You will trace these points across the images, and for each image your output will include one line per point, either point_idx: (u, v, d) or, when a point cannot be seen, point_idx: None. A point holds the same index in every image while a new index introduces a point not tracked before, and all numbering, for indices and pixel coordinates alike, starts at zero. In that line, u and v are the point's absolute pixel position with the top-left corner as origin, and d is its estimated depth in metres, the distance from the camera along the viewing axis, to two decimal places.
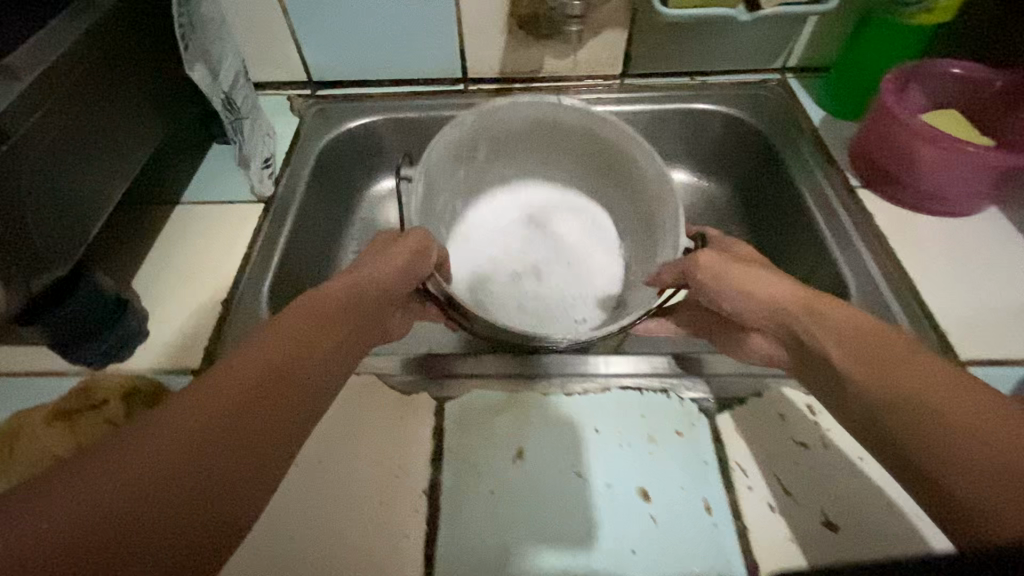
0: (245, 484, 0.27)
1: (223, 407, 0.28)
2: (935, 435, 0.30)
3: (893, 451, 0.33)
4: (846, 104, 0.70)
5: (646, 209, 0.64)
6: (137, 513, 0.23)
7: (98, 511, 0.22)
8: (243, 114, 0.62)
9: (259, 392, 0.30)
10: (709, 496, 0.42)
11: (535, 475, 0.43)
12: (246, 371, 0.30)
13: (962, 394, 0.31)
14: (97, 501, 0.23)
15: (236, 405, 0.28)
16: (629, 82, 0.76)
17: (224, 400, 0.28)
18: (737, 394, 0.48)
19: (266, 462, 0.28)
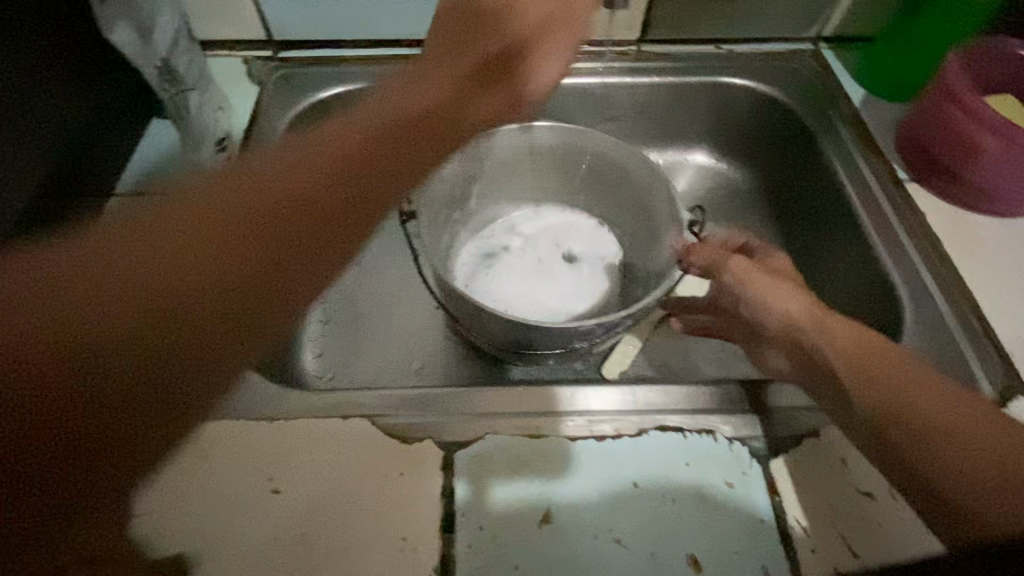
0: (208, 364, 0.26)
1: (233, 218, 0.28)
2: (950, 460, 0.34)
3: (903, 471, 0.36)
4: (889, 82, 0.62)
5: (643, 217, 0.59)
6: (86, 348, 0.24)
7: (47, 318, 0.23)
8: (188, 84, 0.52)
9: (286, 205, 0.29)
10: (768, 562, 0.37)
11: (567, 543, 0.37)
12: (237, 185, 0.28)
13: (987, 430, 0.35)
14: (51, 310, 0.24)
15: (253, 216, 0.28)
16: (647, 49, 0.65)
17: (240, 211, 0.28)
18: (790, 434, 0.42)
19: (241, 323, 0.27)
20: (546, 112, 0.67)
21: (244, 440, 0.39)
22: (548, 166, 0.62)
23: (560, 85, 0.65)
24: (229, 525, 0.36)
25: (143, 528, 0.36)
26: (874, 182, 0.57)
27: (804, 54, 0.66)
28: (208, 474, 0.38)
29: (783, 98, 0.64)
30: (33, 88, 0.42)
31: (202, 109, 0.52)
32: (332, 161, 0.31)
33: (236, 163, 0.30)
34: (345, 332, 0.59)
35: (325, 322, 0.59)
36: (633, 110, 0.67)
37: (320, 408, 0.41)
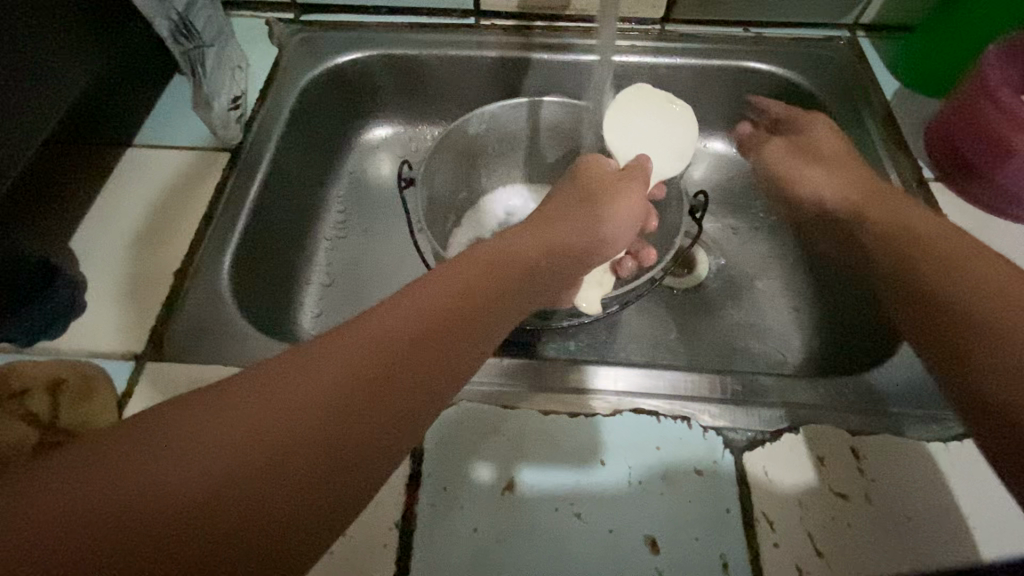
0: (392, 422, 0.27)
1: (393, 349, 0.28)
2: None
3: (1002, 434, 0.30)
4: (922, 76, 0.59)
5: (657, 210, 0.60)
6: (310, 416, 0.25)
7: (214, 477, 0.23)
8: (205, 41, 0.53)
9: (428, 344, 0.29)
10: (728, 550, 0.36)
11: (527, 511, 0.37)
12: (303, 398, 0.26)
13: None
14: (193, 468, 0.23)
15: (404, 358, 0.28)
16: (671, 29, 0.63)
17: (394, 345, 0.28)
18: (768, 427, 0.41)
19: (388, 438, 0.27)
20: (561, 89, 0.66)
21: None
22: (557, 141, 0.62)
23: (577, 60, 0.63)
24: None
25: None
26: (895, 178, 0.54)
27: (836, 41, 0.63)
28: None
29: (808, 86, 0.61)
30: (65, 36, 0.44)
31: (216, 64, 0.54)
32: (418, 348, 0.29)
33: (336, 337, 0.28)
34: (344, 296, 0.60)
35: (327, 285, 0.61)
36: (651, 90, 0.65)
37: None
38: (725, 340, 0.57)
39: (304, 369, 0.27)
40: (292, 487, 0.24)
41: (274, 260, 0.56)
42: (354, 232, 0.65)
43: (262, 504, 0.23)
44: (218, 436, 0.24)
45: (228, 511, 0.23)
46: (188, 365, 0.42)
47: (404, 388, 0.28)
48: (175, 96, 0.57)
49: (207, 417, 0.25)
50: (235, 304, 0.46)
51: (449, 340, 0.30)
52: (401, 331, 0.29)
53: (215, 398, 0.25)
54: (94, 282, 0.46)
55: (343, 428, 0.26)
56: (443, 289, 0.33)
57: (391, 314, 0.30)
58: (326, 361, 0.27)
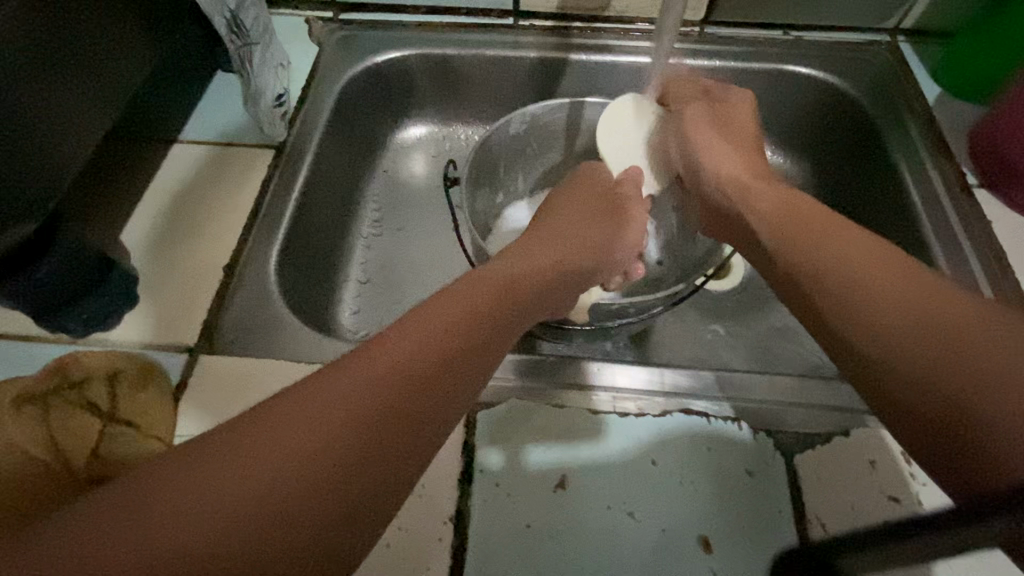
0: (426, 431, 0.28)
1: (424, 359, 0.29)
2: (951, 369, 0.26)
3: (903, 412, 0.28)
4: (963, 81, 0.58)
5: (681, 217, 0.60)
6: (354, 426, 0.26)
7: (264, 486, 0.23)
8: (253, 40, 0.54)
9: (454, 354, 0.30)
10: (781, 552, 0.36)
11: (577, 510, 0.37)
12: (344, 407, 0.26)
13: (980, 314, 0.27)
14: (244, 478, 0.23)
15: (433, 367, 0.29)
16: (710, 31, 0.63)
17: (424, 354, 0.29)
18: (820, 430, 0.41)
19: (420, 445, 0.28)
20: (597, 90, 0.66)
21: (284, 379, 0.42)
22: (594, 142, 0.62)
23: (615, 62, 0.63)
24: None
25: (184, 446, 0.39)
26: (938, 182, 0.53)
27: (876, 45, 0.63)
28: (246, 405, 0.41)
29: (847, 89, 0.61)
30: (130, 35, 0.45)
31: (263, 63, 0.54)
32: (445, 357, 0.30)
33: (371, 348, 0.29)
34: (380, 293, 0.61)
35: (363, 282, 0.61)
36: None
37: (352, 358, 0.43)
38: (762, 342, 0.57)
39: (348, 381, 0.27)
40: (351, 494, 0.25)
41: (315, 257, 0.56)
42: (388, 231, 0.65)
43: (312, 512, 0.24)
44: (266, 445, 0.24)
45: (279, 520, 0.23)
46: (238, 359, 0.43)
47: (434, 397, 0.28)
48: (220, 93, 0.58)
49: (253, 429, 0.25)
50: (282, 300, 0.47)
51: (472, 351, 0.31)
52: (430, 342, 0.30)
53: (264, 413, 0.26)
54: (145, 275, 0.47)
55: (389, 430, 0.26)
56: (459, 302, 0.33)
57: (420, 324, 0.31)
58: (362, 370, 0.27)
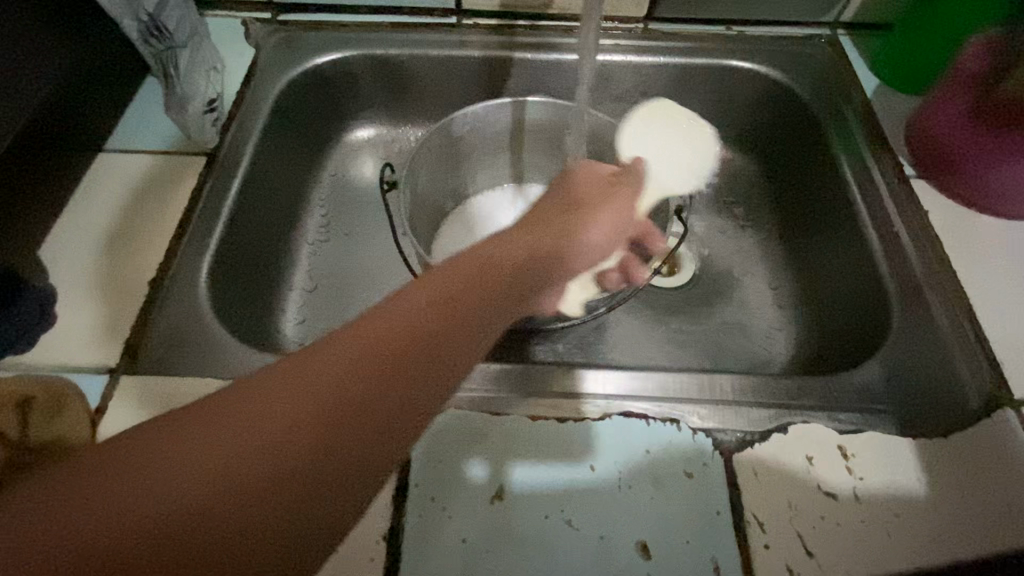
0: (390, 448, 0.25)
1: (404, 361, 0.26)
2: None
3: None
4: (900, 73, 0.59)
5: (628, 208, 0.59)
6: (306, 438, 0.23)
7: (194, 499, 0.21)
8: (178, 43, 0.51)
9: (439, 356, 0.27)
10: (719, 555, 0.36)
11: (514, 521, 0.37)
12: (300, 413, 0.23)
13: None
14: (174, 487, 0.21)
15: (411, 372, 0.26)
16: (655, 28, 0.63)
17: (405, 355, 0.26)
18: (758, 429, 0.41)
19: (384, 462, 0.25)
20: (543, 89, 0.65)
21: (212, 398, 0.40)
22: (540, 142, 0.62)
23: (559, 60, 0.62)
24: None
25: None
26: (878, 176, 0.54)
27: (817, 40, 0.63)
28: None
29: (789, 83, 0.61)
30: (31, 39, 0.43)
31: (190, 68, 0.52)
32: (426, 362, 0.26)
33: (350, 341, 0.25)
34: (326, 302, 0.59)
35: (308, 291, 0.60)
36: (635, 90, 0.65)
37: None
38: (712, 339, 0.57)
39: (301, 387, 0.24)
40: (228, 543, 0.21)
41: (253, 267, 0.54)
42: (336, 236, 0.63)
43: (243, 532, 0.21)
44: (202, 451, 0.22)
45: (205, 540, 0.21)
46: (161, 380, 0.41)
47: (405, 411, 0.25)
48: (148, 100, 0.56)
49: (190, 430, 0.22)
50: (212, 314, 0.45)
51: (437, 365, 0.27)
52: (415, 343, 0.26)
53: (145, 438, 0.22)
54: (64, 293, 0.44)
55: (348, 445, 0.24)
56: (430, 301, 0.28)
57: (408, 318, 0.27)
58: (329, 373, 0.24)
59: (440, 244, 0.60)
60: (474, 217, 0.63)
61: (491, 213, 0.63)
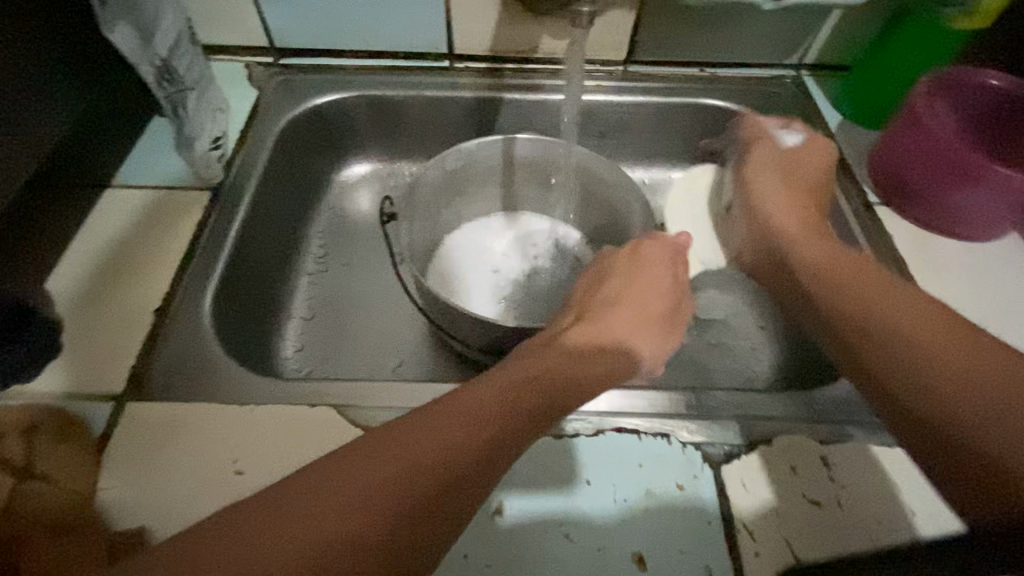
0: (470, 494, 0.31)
1: (485, 425, 0.33)
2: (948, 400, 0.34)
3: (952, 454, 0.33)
4: (862, 110, 0.64)
5: (614, 235, 0.62)
6: (416, 481, 0.29)
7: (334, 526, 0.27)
8: (187, 85, 0.54)
9: (508, 420, 0.34)
10: (713, 563, 0.37)
11: (514, 536, 0.38)
12: (414, 461, 0.30)
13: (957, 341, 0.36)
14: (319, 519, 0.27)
15: (490, 431, 0.33)
16: (634, 70, 0.68)
17: (485, 419, 0.33)
18: (743, 441, 0.42)
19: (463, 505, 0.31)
20: (530, 126, 0.69)
21: (218, 421, 0.41)
22: (529, 175, 0.65)
23: (545, 99, 0.67)
24: (188, 503, 0.37)
25: (107, 501, 0.37)
26: (845, 204, 0.58)
27: (783, 80, 0.68)
28: (174, 453, 0.40)
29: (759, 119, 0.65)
30: (51, 86, 0.46)
31: (198, 109, 0.55)
32: (498, 425, 0.33)
33: (443, 410, 0.33)
34: (325, 330, 0.60)
35: (308, 319, 0.61)
36: (617, 126, 0.69)
37: (288, 396, 0.43)
38: (698, 360, 0.59)
39: (408, 444, 0.31)
40: (360, 565, 0.27)
41: (255, 296, 0.56)
42: (334, 266, 0.65)
43: (368, 558, 0.27)
44: (341, 491, 0.28)
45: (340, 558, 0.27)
46: (167, 406, 0.42)
47: (484, 463, 0.32)
48: (154, 138, 0.58)
49: (325, 479, 0.29)
50: (216, 342, 0.46)
51: (511, 429, 0.33)
52: (492, 410, 0.33)
53: (244, 524, 0.27)
54: (70, 323, 0.46)
55: (443, 491, 0.30)
56: (476, 401, 0.33)
57: (481, 394, 0.34)
58: (431, 433, 0.31)
59: (436, 272, 0.63)
60: (467, 242, 0.65)
61: (482, 240, 0.66)
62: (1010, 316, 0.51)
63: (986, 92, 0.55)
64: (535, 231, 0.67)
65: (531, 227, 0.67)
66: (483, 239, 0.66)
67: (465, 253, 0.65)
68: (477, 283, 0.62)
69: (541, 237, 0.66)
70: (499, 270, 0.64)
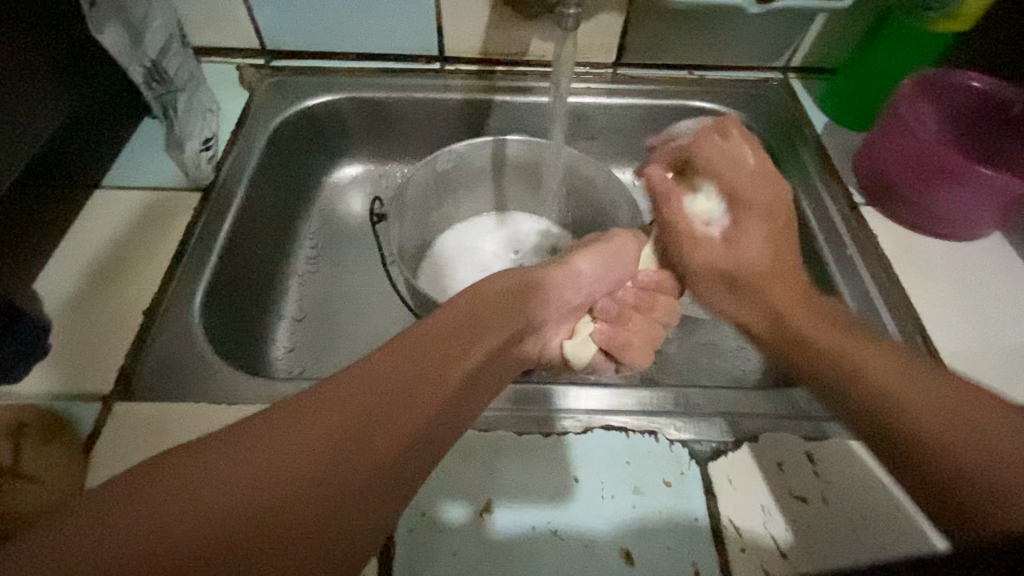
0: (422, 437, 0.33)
1: (430, 373, 0.35)
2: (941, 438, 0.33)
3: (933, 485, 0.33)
4: (847, 113, 0.65)
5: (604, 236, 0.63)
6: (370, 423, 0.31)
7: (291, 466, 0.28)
8: (177, 86, 0.54)
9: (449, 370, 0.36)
10: (699, 559, 0.37)
11: (502, 533, 0.38)
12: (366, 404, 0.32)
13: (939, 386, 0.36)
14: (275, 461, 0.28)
15: (435, 379, 0.35)
16: (623, 73, 0.69)
17: (429, 368, 0.35)
18: (730, 438, 0.43)
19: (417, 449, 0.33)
20: (521, 128, 0.70)
21: (207, 420, 0.41)
22: (520, 177, 0.66)
23: (535, 102, 0.67)
24: None
25: None
26: (831, 205, 0.59)
27: (770, 83, 0.69)
28: (160, 452, 0.40)
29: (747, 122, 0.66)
30: (40, 87, 0.46)
31: (187, 110, 0.55)
32: (442, 375, 0.36)
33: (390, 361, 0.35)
34: (316, 331, 0.60)
35: (298, 319, 0.61)
36: (607, 128, 0.70)
37: (278, 395, 0.43)
38: (688, 360, 0.60)
39: (358, 388, 0.33)
40: (316, 505, 0.28)
41: (244, 296, 0.56)
42: (325, 267, 0.66)
43: (325, 497, 0.28)
44: (295, 435, 0.30)
45: (296, 497, 0.28)
46: (156, 406, 0.42)
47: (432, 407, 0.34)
48: (144, 140, 0.58)
49: (278, 425, 0.30)
50: (205, 342, 0.46)
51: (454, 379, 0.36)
52: (435, 361, 0.36)
53: (194, 465, 0.28)
54: (59, 323, 0.46)
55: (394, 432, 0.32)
56: (418, 351, 0.36)
57: (422, 345, 0.37)
58: (380, 379, 0.34)
59: (427, 272, 0.63)
60: (458, 242, 0.66)
61: (473, 241, 0.66)
62: (992, 315, 0.51)
63: (967, 95, 0.56)
64: (523, 233, 0.67)
65: (518, 228, 0.67)
66: (473, 239, 0.66)
67: (455, 254, 0.65)
68: (467, 283, 0.63)
69: (528, 238, 0.67)
70: (488, 270, 0.64)
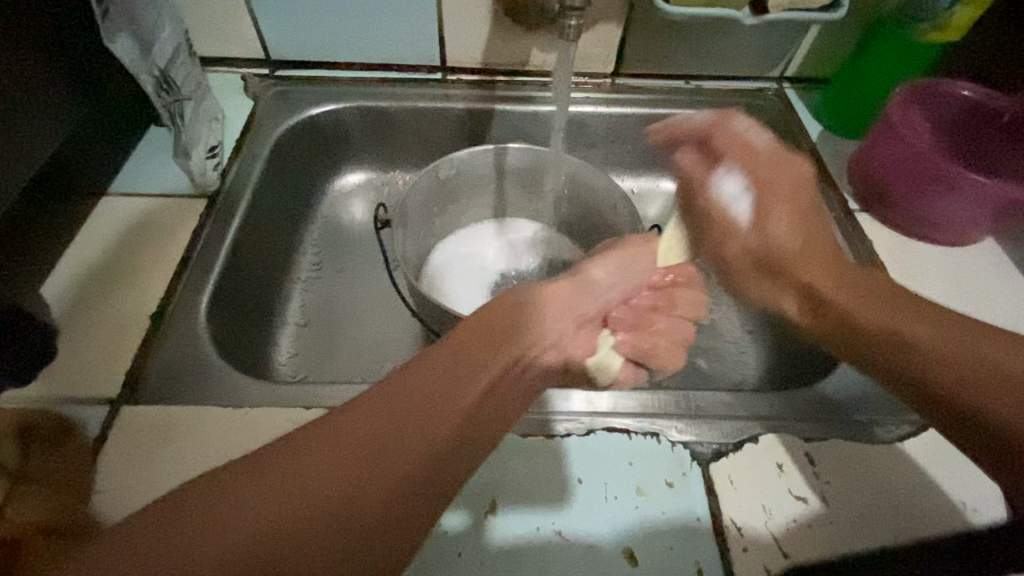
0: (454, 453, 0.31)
1: (461, 384, 0.33)
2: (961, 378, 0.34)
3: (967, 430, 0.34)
4: (842, 121, 0.66)
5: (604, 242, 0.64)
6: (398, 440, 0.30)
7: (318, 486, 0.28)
8: (183, 94, 0.55)
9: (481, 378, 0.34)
10: (702, 558, 0.38)
11: (508, 534, 0.38)
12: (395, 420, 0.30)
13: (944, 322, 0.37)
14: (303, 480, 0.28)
15: (466, 392, 0.33)
16: (621, 82, 0.70)
17: (459, 379, 0.33)
18: (731, 440, 0.43)
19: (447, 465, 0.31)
20: (522, 136, 0.71)
21: (214, 422, 0.42)
22: (520, 183, 0.66)
23: (536, 110, 0.68)
24: None
25: (101, 502, 0.38)
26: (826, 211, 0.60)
27: (766, 92, 0.71)
28: (168, 454, 0.40)
29: None
30: (51, 96, 0.47)
31: (193, 119, 0.55)
32: (475, 385, 0.34)
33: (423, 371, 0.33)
34: (320, 337, 0.61)
35: (302, 325, 0.62)
36: (606, 136, 0.71)
37: (284, 398, 0.44)
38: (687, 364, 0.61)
39: (388, 403, 0.31)
40: (343, 525, 0.27)
41: (248, 302, 0.56)
42: (328, 273, 0.66)
43: (352, 516, 0.28)
44: (324, 454, 0.29)
45: (323, 516, 0.27)
46: (163, 409, 0.42)
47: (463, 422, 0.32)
48: (150, 148, 0.59)
49: (308, 442, 0.29)
50: (211, 346, 0.47)
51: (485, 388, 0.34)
52: (466, 370, 0.34)
53: (228, 480, 0.28)
54: (65, 327, 0.46)
55: (424, 448, 0.30)
56: (450, 359, 0.34)
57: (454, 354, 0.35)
58: (411, 393, 0.32)
59: (429, 276, 0.64)
60: (459, 246, 0.66)
61: (474, 246, 0.67)
62: (985, 318, 0.52)
63: (958, 103, 0.58)
64: (522, 239, 0.68)
65: (518, 234, 0.68)
66: (474, 243, 0.67)
67: (456, 257, 0.65)
68: (467, 286, 0.63)
69: (527, 244, 0.67)
70: (488, 276, 0.65)
